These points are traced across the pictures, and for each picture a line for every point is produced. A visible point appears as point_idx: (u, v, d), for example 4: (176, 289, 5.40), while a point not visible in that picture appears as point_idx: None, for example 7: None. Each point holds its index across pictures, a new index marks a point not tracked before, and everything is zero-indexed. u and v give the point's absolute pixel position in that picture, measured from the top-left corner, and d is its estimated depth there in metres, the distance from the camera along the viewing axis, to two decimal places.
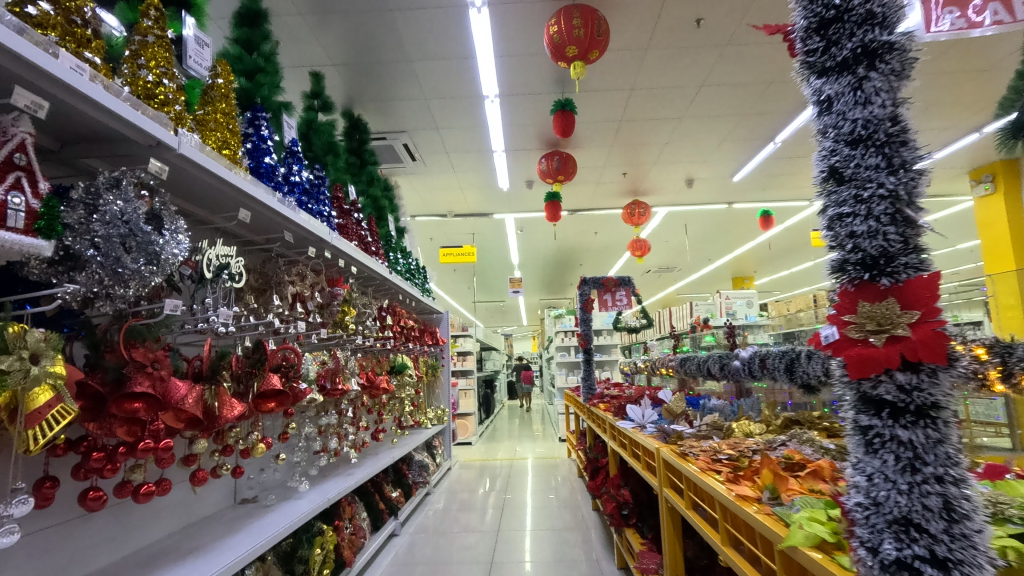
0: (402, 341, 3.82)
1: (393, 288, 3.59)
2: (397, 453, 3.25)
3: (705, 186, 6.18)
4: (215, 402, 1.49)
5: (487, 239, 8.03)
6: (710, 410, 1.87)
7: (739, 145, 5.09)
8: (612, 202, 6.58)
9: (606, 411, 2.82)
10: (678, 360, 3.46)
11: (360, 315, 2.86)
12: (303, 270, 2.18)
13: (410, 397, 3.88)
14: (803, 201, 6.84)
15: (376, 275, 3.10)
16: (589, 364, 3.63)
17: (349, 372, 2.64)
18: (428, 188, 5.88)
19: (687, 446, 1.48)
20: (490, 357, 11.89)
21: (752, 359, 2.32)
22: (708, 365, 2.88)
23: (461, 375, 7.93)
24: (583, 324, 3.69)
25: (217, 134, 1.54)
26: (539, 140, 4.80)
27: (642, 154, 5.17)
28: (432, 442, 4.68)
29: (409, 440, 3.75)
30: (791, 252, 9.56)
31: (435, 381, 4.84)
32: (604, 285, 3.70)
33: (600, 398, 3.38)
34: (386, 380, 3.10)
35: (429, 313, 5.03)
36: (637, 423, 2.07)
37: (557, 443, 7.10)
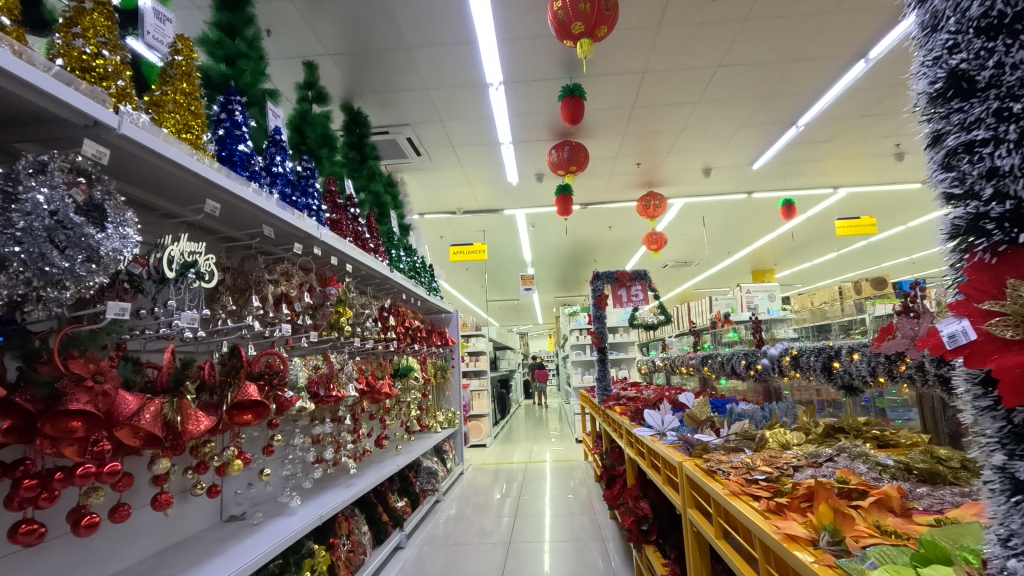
0: (407, 343, 3.66)
1: (396, 287, 3.43)
2: (402, 460, 3.09)
3: (723, 175, 5.92)
4: (178, 417, 1.32)
5: (497, 235, 7.84)
6: (738, 416, 1.66)
7: (759, 131, 4.84)
8: (626, 194, 6.35)
9: (622, 415, 2.61)
10: (700, 358, 3.24)
11: (359, 316, 2.70)
12: (289, 268, 2.03)
13: (417, 401, 3.71)
14: (827, 188, 6.54)
15: (376, 274, 2.94)
16: (604, 363, 3.42)
17: (347, 378, 2.48)
18: (435, 184, 5.71)
19: (714, 461, 1.28)
20: (505, 356, 11.71)
21: (782, 356, 2.11)
22: (732, 363, 2.66)
23: (474, 376, 7.75)
24: (597, 321, 3.48)
25: (176, 116, 1.39)
26: (548, 130, 4.60)
27: (656, 142, 4.94)
28: (441, 447, 4.52)
29: (417, 446, 3.58)
30: (814, 243, 9.23)
31: (444, 383, 4.67)
32: (618, 279, 3.50)
33: (616, 399, 3.18)
34: (388, 384, 2.94)
35: (437, 312, 4.86)
36: (656, 431, 1.87)
37: (574, 445, 6.89)
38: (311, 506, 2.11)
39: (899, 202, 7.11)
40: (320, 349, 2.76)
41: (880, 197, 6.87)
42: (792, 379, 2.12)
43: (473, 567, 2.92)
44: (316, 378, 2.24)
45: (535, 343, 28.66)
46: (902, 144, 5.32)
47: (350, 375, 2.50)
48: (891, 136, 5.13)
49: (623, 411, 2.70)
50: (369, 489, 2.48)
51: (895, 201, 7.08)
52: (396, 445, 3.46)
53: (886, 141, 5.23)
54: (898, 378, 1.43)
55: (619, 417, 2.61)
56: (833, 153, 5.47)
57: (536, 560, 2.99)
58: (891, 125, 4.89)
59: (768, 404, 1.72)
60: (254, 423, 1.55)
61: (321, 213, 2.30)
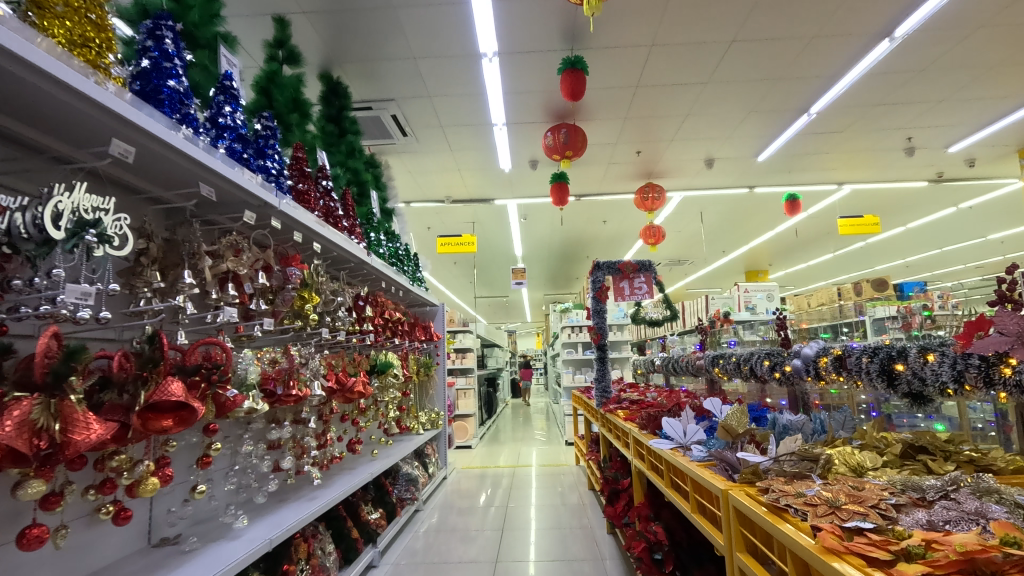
0: (385, 336, 3.32)
1: (374, 274, 3.08)
2: (378, 467, 2.75)
3: (725, 167, 5.65)
4: (58, 423, 0.98)
5: (487, 227, 7.51)
6: (783, 430, 1.33)
7: (767, 118, 4.55)
8: (623, 185, 6.05)
9: (628, 421, 2.31)
10: (709, 357, 2.94)
11: (327, 304, 2.35)
12: (237, 241, 1.68)
13: (396, 400, 3.38)
14: (831, 184, 6.28)
15: (349, 257, 2.60)
16: (604, 362, 3.11)
17: (313, 375, 2.14)
18: (423, 169, 5.37)
19: (776, 492, 0.96)
20: (493, 354, 11.37)
21: (820, 357, 1.80)
22: (752, 364, 2.36)
23: (460, 373, 7.40)
24: (596, 316, 3.16)
25: (67, 23, 1.04)
26: (545, 110, 4.28)
27: (659, 128, 4.64)
28: (424, 450, 4.19)
29: (396, 450, 3.24)
30: (813, 242, 9.00)
31: (428, 380, 4.33)
32: (621, 270, 3.17)
33: (617, 403, 2.87)
34: (362, 382, 2.60)
35: (422, 305, 4.53)
36: (677, 443, 1.56)
37: (564, 448, 6.57)
38: (262, 525, 1.77)
39: (902, 201, 6.89)
40: (283, 341, 2.41)
41: (884, 194, 6.63)
42: (831, 384, 1.82)
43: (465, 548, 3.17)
44: (273, 375, 1.90)
45: (522, 341, 28.33)
46: (913, 138, 5.08)
47: (317, 372, 2.16)
48: (904, 129, 4.89)
49: (627, 417, 2.39)
50: (337, 501, 2.15)
51: (898, 200, 6.86)
52: (372, 449, 3.12)
53: (897, 134, 4.98)
54: (995, 387, 1.14)
55: (623, 423, 2.30)
56: (841, 146, 5.21)
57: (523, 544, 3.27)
58: (905, 116, 4.64)
59: (819, 413, 1.41)
60: (174, 430, 1.23)
61: (283, 181, 1.95)
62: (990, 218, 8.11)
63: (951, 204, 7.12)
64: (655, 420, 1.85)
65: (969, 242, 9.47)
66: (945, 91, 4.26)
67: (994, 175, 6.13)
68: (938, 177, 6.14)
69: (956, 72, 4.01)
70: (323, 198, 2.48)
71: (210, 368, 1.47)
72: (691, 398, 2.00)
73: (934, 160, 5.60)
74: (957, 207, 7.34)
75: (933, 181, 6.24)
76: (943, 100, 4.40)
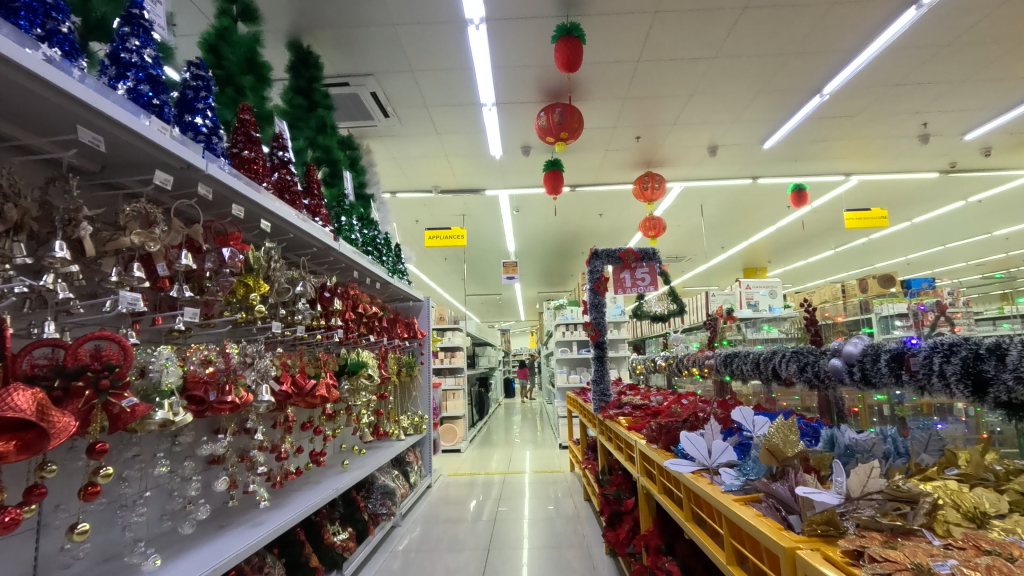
0: (358, 333, 2.98)
1: (346, 263, 2.75)
2: (346, 481, 2.42)
3: (728, 155, 5.34)
4: None
5: (478, 219, 7.17)
6: (848, 453, 1.01)
7: (777, 100, 4.25)
8: (621, 174, 5.72)
9: (633, 431, 1.98)
10: (721, 356, 2.62)
11: (280, 294, 2.01)
12: (147, 210, 1.34)
13: (371, 404, 3.04)
14: (839, 175, 5.99)
15: (310, 242, 2.26)
16: (603, 361, 2.77)
17: (259, 379, 1.80)
18: (408, 155, 5.02)
19: (874, 560, 0.64)
20: (485, 353, 11.02)
21: (868, 357, 1.48)
22: (774, 364, 2.04)
23: (449, 373, 7.06)
24: (594, 310, 2.83)
25: None
26: (538, 87, 3.95)
27: (661, 110, 4.32)
28: (405, 457, 3.84)
29: (369, 460, 2.90)
30: (815, 237, 8.72)
31: (411, 381, 3.99)
32: (622, 259, 2.83)
33: (618, 408, 2.53)
34: (325, 383, 2.26)
35: (404, 299, 4.18)
36: (701, 465, 1.24)
37: (558, 452, 6.24)
38: (186, 560, 1.42)
39: (910, 193, 6.62)
40: (229, 337, 2.06)
41: (892, 186, 6.35)
42: (881, 389, 1.50)
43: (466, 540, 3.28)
44: (204, 378, 1.55)
45: (516, 340, 27.94)
46: (928, 124, 4.79)
47: (267, 374, 1.83)
48: (920, 113, 4.60)
49: (631, 426, 2.06)
50: (291, 525, 1.80)
51: (907, 192, 6.58)
52: (342, 460, 2.78)
53: (912, 119, 4.69)
54: None
55: (627, 433, 1.98)
56: (852, 132, 4.92)
57: (516, 537, 3.37)
58: (922, 98, 4.34)
59: (888, 429, 1.09)
60: (16, 457, 0.90)
61: (218, 142, 1.60)
62: (998, 213, 7.85)
63: (960, 197, 6.86)
64: (667, 433, 1.53)
65: (973, 239, 9.24)
66: (966, 70, 3.97)
67: (1008, 165, 5.86)
68: (949, 168, 5.86)
69: (982, 48, 3.72)
70: (276, 172, 2.14)
71: (97, 370, 1.14)
72: (709, 405, 1.69)
73: (948, 149, 5.32)
74: (965, 201, 7.08)
75: (944, 172, 5.96)
76: (965, 80, 4.10)
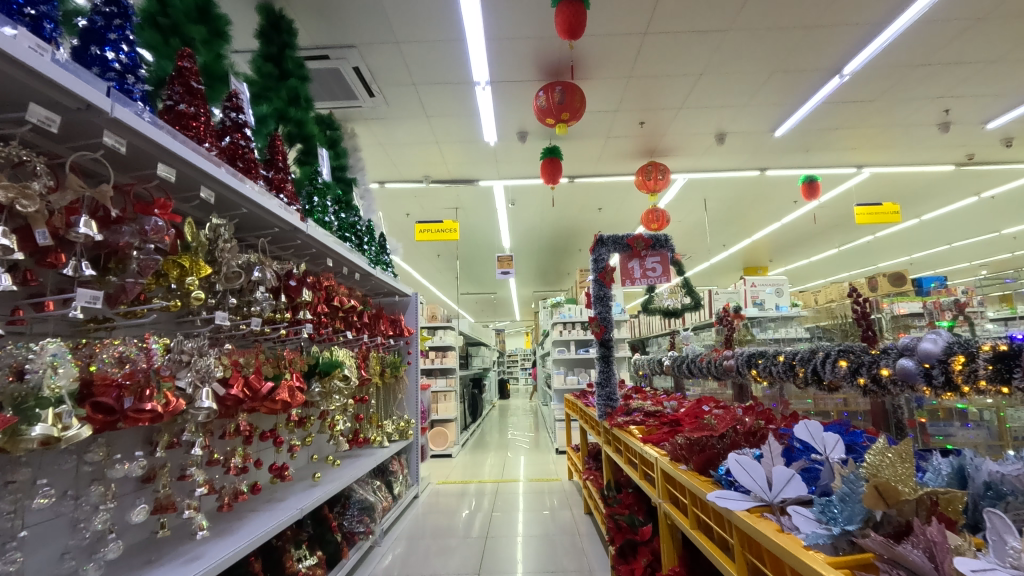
0: (331, 328, 2.66)
1: (319, 249, 2.43)
2: (314, 498, 2.08)
3: (736, 144, 5.05)
4: None
5: (471, 212, 6.86)
6: (996, 499, 0.70)
7: (793, 82, 3.94)
8: (622, 164, 5.41)
9: (649, 444, 1.66)
10: (742, 356, 2.30)
11: (229, 280, 1.68)
12: (22, 157, 1.02)
13: (348, 408, 2.72)
14: (851, 167, 5.71)
15: (270, 221, 1.93)
16: (609, 361, 2.45)
17: (195, 381, 1.47)
18: (395, 141, 4.69)
19: None
20: (479, 353, 10.71)
21: (956, 358, 1.16)
22: (815, 365, 1.71)
23: (441, 374, 6.73)
24: (599, 303, 2.50)
25: None
26: (537, 63, 3.62)
27: (668, 91, 4.01)
28: (389, 466, 3.51)
29: (344, 472, 2.57)
30: (819, 234, 8.48)
31: (396, 384, 3.65)
32: (630, 246, 2.50)
33: (627, 415, 2.21)
34: (289, 386, 1.94)
35: (389, 294, 3.85)
36: (758, 500, 0.92)
37: (554, 458, 5.92)
38: None
39: (923, 188, 6.35)
40: (168, 333, 1.74)
41: (905, 180, 6.08)
42: (970, 398, 1.18)
43: (454, 561, 2.91)
44: (117, 380, 1.23)
45: (512, 340, 27.68)
46: (950, 111, 4.51)
47: (208, 375, 1.50)
48: (942, 98, 4.31)
49: (647, 437, 1.74)
50: (239, 557, 1.47)
51: (918, 186, 6.32)
52: (313, 471, 2.45)
53: (934, 105, 4.40)
54: None
55: (644, 446, 1.66)
56: (869, 119, 4.62)
57: (511, 553, 3.05)
58: (947, 81, 4.05)
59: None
60: None
61: (139, 82, 1.29)
62: (1009, 211, 7.62)
63: (972, 192, 6.61)
64: (703, 452, 1.21)
65: (980, 238, 9.00)
66: (997, 50, 3.69)
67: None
68: (966, 161, 5.59)
69: (1017, 24, 3.43)
70: (227, 135, 1.80)
71: None
72: (748, 416, 1.38)
73: (967, 139, 5.04)
74: (977, 196, 6.82)
75: (960, 165, 5.69)
76: (996, 60, 3.81)
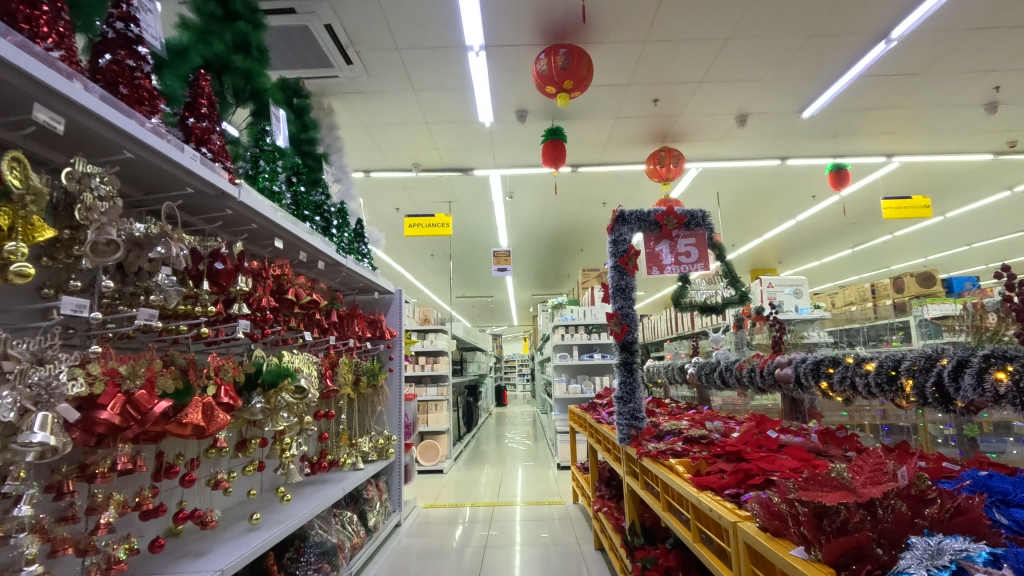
0: (283, 326, 2.13)
1: (264, 228, 1.91)
2: (245, 551, 1.56)
3: (758, 128, 4.56)
4: None
5: (466, 206, 6.35)
6: None
7: (831, 50, 3.47)
8: (632, 150, 4.91)
9: (710, 493, 1.15)
10: (806, 364, 1.78)
11: (100, 255, 1.18)
12: None
13: (304, 426, 2.19)
14: (881, 155, 5.22)
15: (180, 178, 1.41)
16: (632, 369, 1.93)
17: (25, 402, 0.97)
18: (379, 121, 4.20)
19: None
20: (475, 358, 10.17)
21: None
22: (939, 377, 1.20)
23: (432, 381, 6.20)
24: (620, 296, 1.98)
25: None
26: (540, 23, 3.13)
27: (687, 60, 3.53)
28: (363, 492, 2.98)
29: (298, 508, 2.04)
30: (836, 232, 8.01)
31: (374, 394, 3.14)
32: (659, 225, 1.98)
33: (658, 441, 1.70)
34: (206, 409, 1.43)
35: (366, 290, 3.32)
36: None
37: (556, 474, 5.38)
38: None
39: (955, 179, 5.88)
40: (13, 332, 1.21)
41: (937, 170, 5.61)
42: None
43: None
44: None
45: (509, 345, 27.17)
46: (1001, 88, 4.03)
47: (51, 393, 1.00)
48: (995, 72, 3.84)
49: (699, 480, 1.23)
50: None
51: (949, 178, 5.83)
52: (254, 511, 1.92)
53: (985, 81, 3.93)
54: None
55: (700, 497, 1.15)
56: (910, 98, 4.15)
57: None
58: (1004, 51, 3.58)
59: None
60: None
61: None
62: None
63: (1006, 185, 6.13)
64: (843, 534, 0.70)
65: (1002, 238, 8.58)
66: None
67: None
68: (1006, 148, 5.11)
69: None
70: (107, 52, 1.26)
71: None
72: (888, 462, 0.87)
73: (1012, 122, 4.57)
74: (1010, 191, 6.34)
75: (999, 153, 5.22)
76: None
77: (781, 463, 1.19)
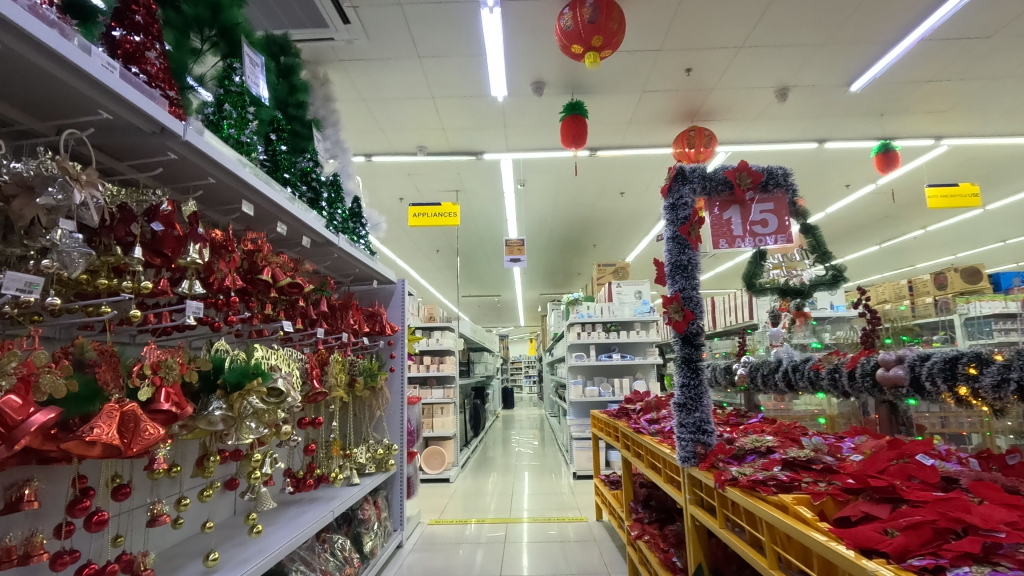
0: (256, 314, 1.72)
1: (226, 187, 1.50)
2: None
3: (798, 104, 4.13)
4: None
5: (475, 195, 5.95)
6: None
7: (893, 7, 3.05)
8: (656, 132, 4.50)
9: (885, 562, 0.72)
10: (932, 363, 1.34)
11: None
12: None
13: (281, 438, 1.78)
14: (929, 138, 4.78)
15: (90, 98, 1.00)
16: (697, 369, 1.51)
17: None
18: (381, 95, 3.81)
19: None
20: (482, 359, 9.76)
21: None
22: None
23: (437, 383, 5.79)
24: (681, 275, 1.56)
25: None
26: None
27: (728, 20, 3.11)
28: (358, 512, 2.57)
29: (271, 541, 1.63)
30: (866, 225, 7.57)
31: (372, 397, 2.73)
32: (729, 185, 1.56)
33: (742, 465, 1.27)
34: (122, 420, 1.00)
35: (363, 278, 2.92)
36: None
37: (571, 484, 4.95)
38: None
39: (1004, 165, 5.43)
40: None
41: (986, 155, 5.17)
42: None
43: None
44: None
45: (515, 346, 26.75)
46: None
47: None
48: None
49: (850, 531, 0.80)
50: None
51: (998, 163, 5.37)
52: (213, 547, 1.52)
53: None
54: None
55: (867, 567, 0.71)
56: (972, 69, 3.72)
57: None
58: None
59: None
60: None
61: None
62: None
63: None
64: None
65: None
66: None
67: None
68: None
69: None
70: None
71: None
72: None
73: None
74: None
75: None
76: None
77: (986, 514, 0.77)
